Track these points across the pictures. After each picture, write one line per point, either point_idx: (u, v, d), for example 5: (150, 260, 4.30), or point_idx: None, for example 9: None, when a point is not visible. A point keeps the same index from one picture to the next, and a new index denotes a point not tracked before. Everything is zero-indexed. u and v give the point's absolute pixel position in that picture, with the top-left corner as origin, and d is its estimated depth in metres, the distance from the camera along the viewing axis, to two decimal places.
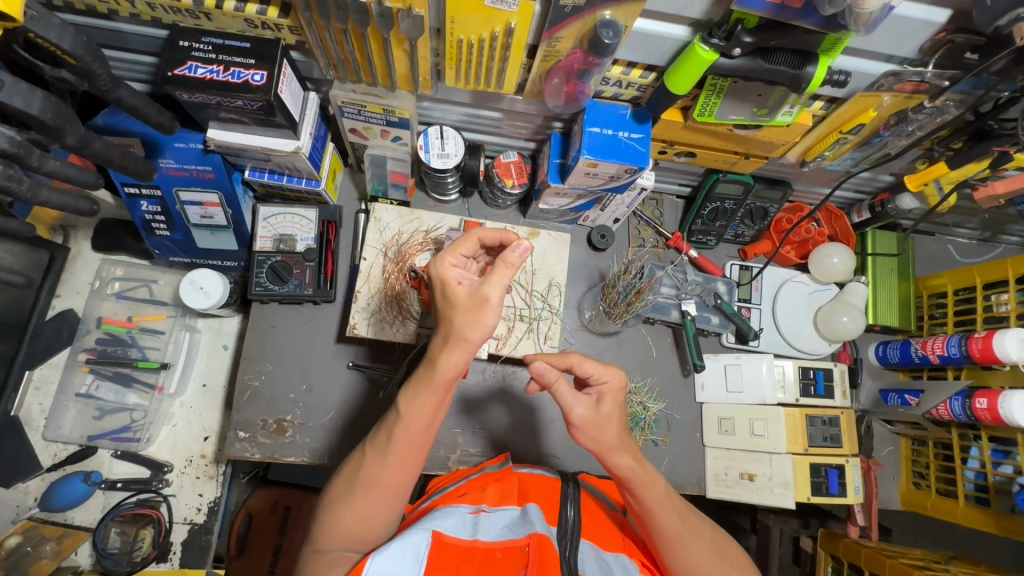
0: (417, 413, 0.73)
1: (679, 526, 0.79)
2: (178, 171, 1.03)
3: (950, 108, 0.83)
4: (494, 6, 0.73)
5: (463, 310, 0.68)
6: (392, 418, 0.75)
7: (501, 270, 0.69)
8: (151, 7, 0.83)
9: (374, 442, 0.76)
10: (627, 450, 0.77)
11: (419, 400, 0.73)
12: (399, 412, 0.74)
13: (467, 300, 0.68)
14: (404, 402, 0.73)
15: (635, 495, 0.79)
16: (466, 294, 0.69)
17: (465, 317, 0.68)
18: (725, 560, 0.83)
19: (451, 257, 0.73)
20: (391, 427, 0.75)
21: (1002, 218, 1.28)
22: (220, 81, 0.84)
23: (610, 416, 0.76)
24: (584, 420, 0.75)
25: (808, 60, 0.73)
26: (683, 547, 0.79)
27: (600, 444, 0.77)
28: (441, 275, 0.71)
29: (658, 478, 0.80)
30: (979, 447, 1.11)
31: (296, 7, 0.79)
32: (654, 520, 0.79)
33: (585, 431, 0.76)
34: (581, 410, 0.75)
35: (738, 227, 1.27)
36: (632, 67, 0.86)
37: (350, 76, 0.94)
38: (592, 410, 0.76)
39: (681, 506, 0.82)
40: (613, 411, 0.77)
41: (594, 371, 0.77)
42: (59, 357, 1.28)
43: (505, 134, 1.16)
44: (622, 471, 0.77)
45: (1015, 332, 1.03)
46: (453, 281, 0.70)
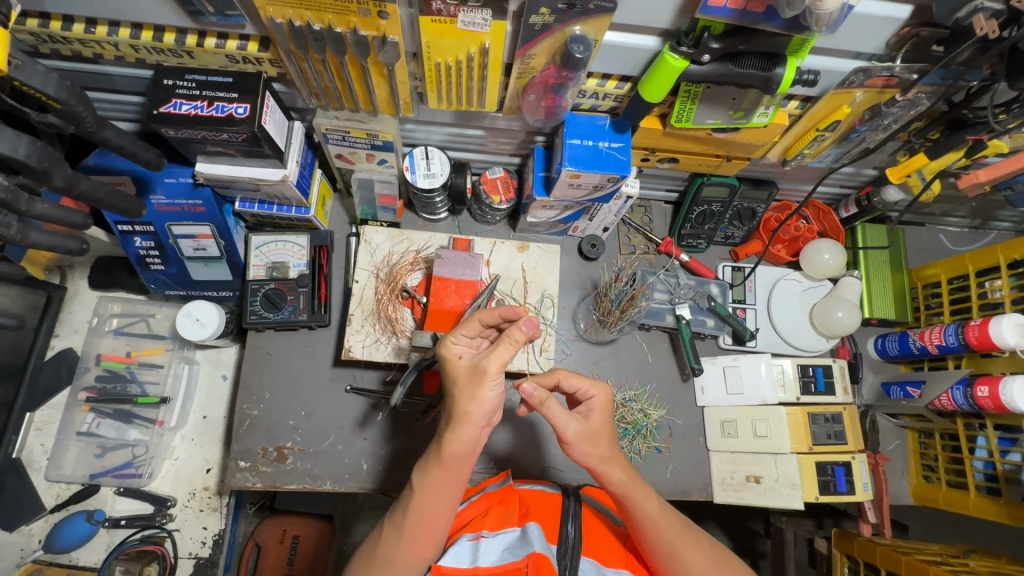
0: (427, 488, 0.76)
1: (676, 542, 0.80)
2: (170, 206, 1.05)
3: (922, 100, 0.84)
4: (466, 29, 0.75)
5: (463, 381, 0.73)
6: (406, 495, 0.78)
7: (500, 345, 0.71)
8: (134, 49, 0.85)
9: (390, 519, 0.79)
10: (619, 465, 0.81)
11: (429, 477, 0.76)
12: (411, 489, 0.78)
13: (466, 372, 0.73)
14: (416, 477, 0.77)
15: (630, 512, 0.81)
16: (465, 368, 0.73)
17: (463, 390, 0.72)
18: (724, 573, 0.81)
19: (456, 335, 0.78)
20: (404, 506, 0.77)
21: (990, 204, 1.28)
22: (205, 116, 0.86)
23: (599, 430, 0.79)
24: (578, 436, 0.78)
25: (777, 61, 0.74)
26: (678, 561, 0.80)
27: (592, 458, 0.80)
28: (446, 352, 0.77)
29: (651, 496, 0.82)
30: (986, 436, 1.10)
31: (275, 40, 0.81)
32: (648, 538, 0.81)
33: (577, 446, 0.79)
34: (575, 427, 0.78)
35: (728, 228, 1.28)
36: (607, 79, 0.88)
37: (332, 103, 0.96)
38: (584, 427, 0.79)
39: (675, 520, 0.82)
40: (602, 425, 0.80)
41: (581, 385, 0.81)
42: (59, 397, 1.28)
43: (490, 151, 1.18)
44: (616, 484, 0.80)
45: (1010, 318, 1.03)
46: (453, 357, 0.76)
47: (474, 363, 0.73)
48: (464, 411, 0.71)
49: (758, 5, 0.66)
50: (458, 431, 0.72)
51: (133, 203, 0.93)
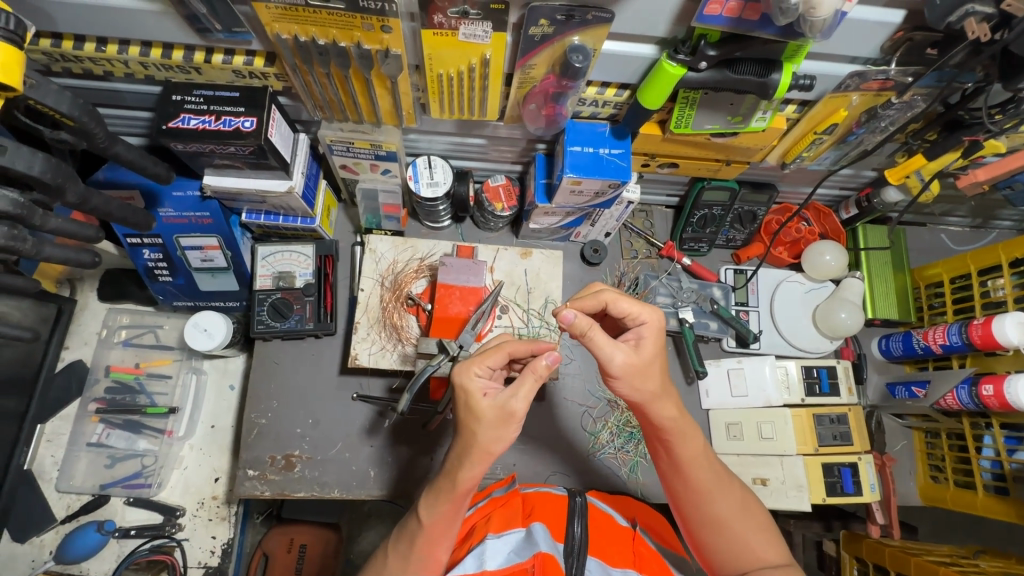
0: (436, 520, 0.74)
1: (710, 480, 0.81)
2: (178, 219, 1.07)
3: (918, 102, 0.85)
4: (467, 41, 0.76)
5: (486, 422, 0.71)
6: (412, 525, 0.76)
7: (529, 382, 0.71)
8: (144, 66, 0.87)
9: (397, 547, 0.78)
10: (670, 402, 0.79)
11: (440, 510, 0.74)
12: (419, 520, 0.76)
13: (494, 411, 0.70)
14: (423, 508, 0.75)
15: (671, 447, 0.81)
16: (492, 408, 0.70)
17: (491, 430, 0.70)
18: (751, 518, 0.80)
19: (474, 367, 0.74)
20: (413, 537, 0.76)
21: (990, 204, 1.29)
22: (213, 130, 0.88)
23: (650, 359, 0.76)
24: (626, 368, 0.75)
25: (773, 68, 0.76)
26: (708, 500, 0.80)
27: (642, 391, 0.77)
28: (466, 386, 0.72)
29: (697, 436, 0.82)
30: (992, 435, 1.10)
31: (280, 55, 0.82)
32: (685, 474, 0.81)
33: (625, 378, 0.76)
34: (622, 358, 0.75)
35: (729, 231, 1.29)
36: (606, 86, 0.90)
37: (336, 115, 0.98)
38: (631, 357, 0.75)
39: (712, 463, 0.82)
40: (655, 351, 0.77)
41: (632, 310, 0.79)
42: (69, 409, 1.30)
43: (491, 159, 1.20)
44: (664, 420, 0.79)
45: (1013, 316, 1.03)
46: (477, 393, 0.71)
47: (501, 403, 0.71)
48: (487, 449, 0.71)
49: (753, 13, 0.67)
50: (476, 467, 0.71)
51: (144, 217, 0.94)
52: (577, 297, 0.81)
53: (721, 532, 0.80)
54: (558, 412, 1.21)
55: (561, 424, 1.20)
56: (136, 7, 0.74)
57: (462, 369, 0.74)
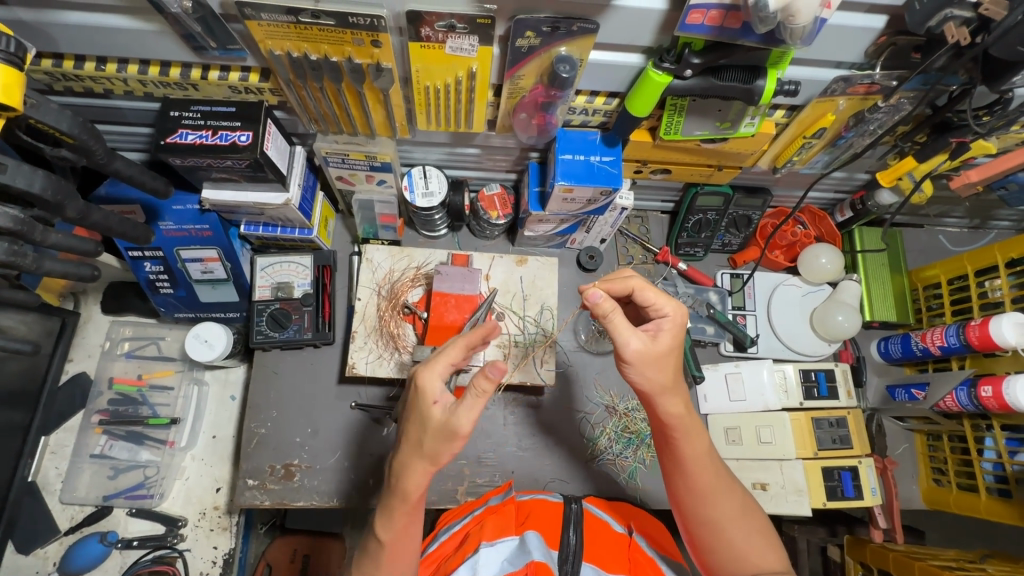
0: (394, 537, 0.75)
1: (712, 481, 0.81)
2: (178, 232, 1.09)
3: (905, 105, 0.85)
4: (455, 53, 0.78)
5: (432, 432, 0.71)
6: (373, 544, 0.76)
7: (472, 399, 0.69)
8: (142, 84, 0.89)
9: (361, 564, 0.78)
10: (680, 397, 0.79)
11: (396, 526, 0.75)
12: (378, 538, 0.76)
13: (441, 423, 0.70)
14: (380, 528, 0.75)
15: (677, 444, 0.81)
16: (441, 421, 0.70)
17: (437, 439, 0.71)
18: (749, 521, 0.80)
19: (436, 368, 0.73)
20: (376, 556, 0.76)
21: (987, 204, 1.29)
22: (210, 145, 0.89)
23: (666, 351, 0.77)
24: (639, 355, 0.76)
25: (758, 74, 0.77)
26: (710, 502, 0.80)
27: (652, 381, 0.78)
28: (426, 387, 0.72)
29: (703, 435, 0.82)
30: (993, 437, 1.09)
31: (275, 71, 0.84)
32: (688, 472, 0.81)
33: (638, 365, 0.77)
34: (638, 345, 0.76)
35: (724, 236, 1.29)
36: (596, 95, 0.91)
37: (331, 128, 1.00)
38: (648, 345, 0.76)
39: (716, 464, 0.82)
40: (672, 345, 0.78)
41: (656, 301, 0.79)
42: (73, 421, 1.31)
43: (486, 168, 1.21)
44: (671, 414, 0.79)
45: (1010, 317, 1.03)
46: (430, 400, 0.71)
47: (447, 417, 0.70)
48: (431, 456, 0.72)
49: (735, 21, 0.68)
50: (418, 476, 0.73)
51: (144, 230, 0.96)
52: (608, 278, 0.81)
53: (719, 534, 0.80)
54: (556, 419, 1.21)
55: (559, 431, 1.21)
56: (134, 27, 0.76)
57: (425, 368, 0.73)
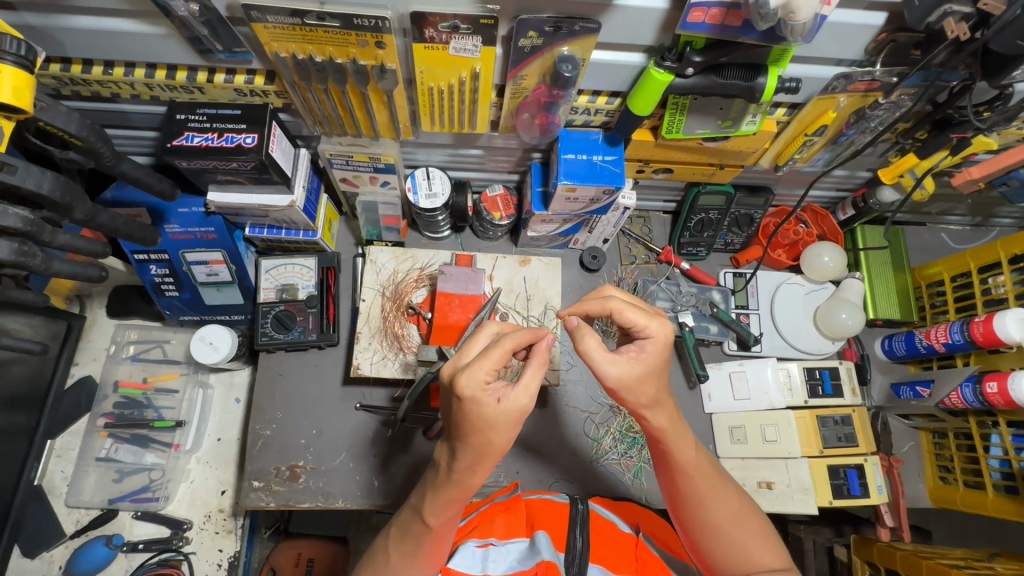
0: (443, 521, 0.74)
1: (706, 488, 0.80)
2: (183, 234, 1.10)
3: (906, 102, 0.86)
4: (459, 54, 0.79)
5: (501, 426, 0.66)
6: (417, 525, 0.76)
7: (528, 373, 0.68)
8: (149, 87, 0.90)
9: (399, 541, 0.78)
10: (665, 412, 0.77)
11: (447, 512, 0.74)
12: (425, 522, 0.75)
13: (508, 416, 0.66)
14: (428, 513, 0.74)
15: (669, 456, 0.79)
16: (507, 411, 0.65)
17: (504, 433, 0.66)
18: (749, 523, 0.80)
19: (482, 371, 0.65)
20: (420, 536, 0.76)
21: (988, 201, 1.29)
22: (216, 147, 0.90)
23: (648, 373, 0.74)
24: (621, 382, 0.73)
25: (758, 71, 0.77)
26: (705, 507, 0.80)
27: (640, 400, 0.75)
28: (477, 396, 0.65)
29: (692, 446, 0.80)
30: (999, 434, 1.09)
31: (280, 74, 0.85)
32: (681, 481, 0.81)
33: (620, 390, 0.74)
34: (618, 371, 0.73)
35: (727, 235, 1.30)
36: (598, 95, 0.92)
37: (336, 130, 1.00)
38: (627, 371, 0.73)
39: (710, 470, 0.82)
40: (656, 364, 0.74)
41: (638, 321, 0.75)
42: (79, 424, 1.32)
43: (488, 169, 1.22)
44: (660, 429, 0.77)
45: (1014, 313, 1.03)
46: (491, 401, 0.65)
47: (515, 407, 0.66)
48: (497, 448, 0.68)
49: (736, 19, 0.69)
50: (479, 470, 0.70)
51: (150, 232, 0.97)
52: (580, 299, 0.79)
53: (718, 538, 0.80)
54: (559, 418, 1.21)
55: (563, 430, 1.21)
56: (142, 31, 0.77)
57: (468, 377, 0.65)
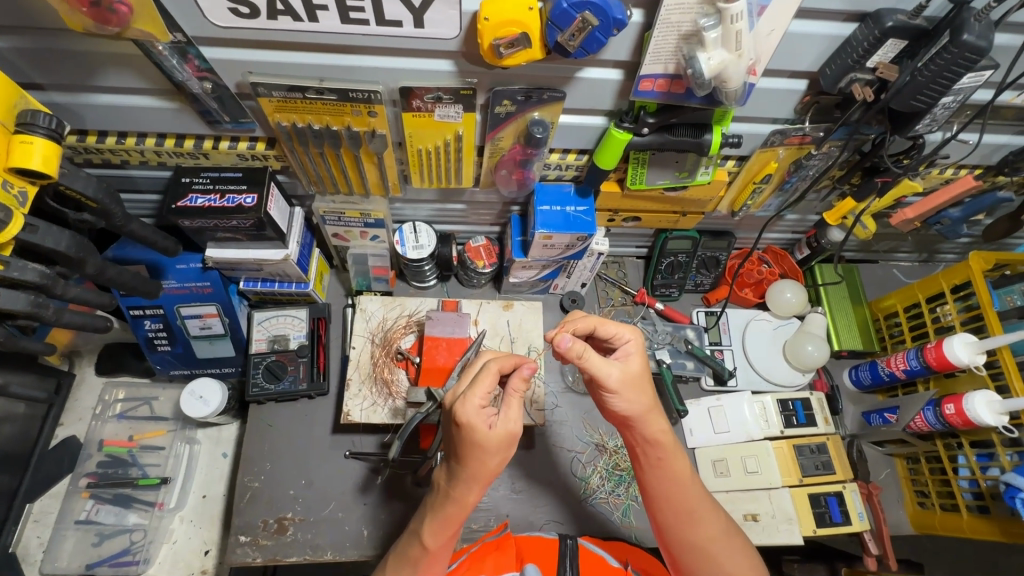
0: (440, 543, 0.81)
1: (697, 502, 0.85)
2: (180, 289, 1.15)
3: (835, 153, 0.98)
4: (442, 120, 0.89)
5: (493, 449, 0.73)
6: (416, 549, 0.82)
7: (516, 401, 0.75)
8: (158, 154, 0.99)
9: (399, 564, 0.85)
10: (661, 418, 0.84)
11: (446, 533, 0.80)
12: (424, 545, 0.81)
13: (498, 439, 0.72)
14: (428, 535, 0.80)
15: (665, 466, 0.84)
16: (497, 436, 0.72)
17: (496, 456, 0.74)
18: (733, 545, 0.85)
19: (476, 400, 0.73)
20: (417, 559, 0.82)
21: (929, 238, 1.42)
22: (217, 207, 0.97)
23: (640, 375, 0.82)
24: (622, 382, 0.80)
25: (705, 129, 0.88)
26: (697, 523, 0.84)
27: (636, 405, 0.82)
28: (471, 422, 0.72)
29: (682, 455, 0.86)
30: (965, 455, 1.14)
31: (280, 140, 0.94)
32: (675, 492, 0.85)
33: (621, 393, 0.81)
34: (619, 372, 0.80)
35: (696, 276, 1.39)
36: (567, 152, 1.02)
37: (329, 189, 1.09)
38: (625, 371, 0.81)
39: (698, 486, 0.87)
40: (643, 369, 0.83)
41: (617, 332, 0.85)
42: (59, 486, 1.29)
43: (472, 222, 1.31)
44: (656, 439, 0.83)
45: (959, 337, 1.11)
46: (483, 428, 0.72)
47: (504, 433, 0.73)
48: (492, 468, 0.75)
49: (679, 87, 0.80)
50: (474, 488, 0.77)
51: (150, 287, 1.01)
52: (566, 321, 0.87)
53: (705, 557, 0.84)
54: (546, 460, 1.24)
55: (552, 470, 1.23)
56: (159, 106, 0.86)
57: (465, 405, 0.73)
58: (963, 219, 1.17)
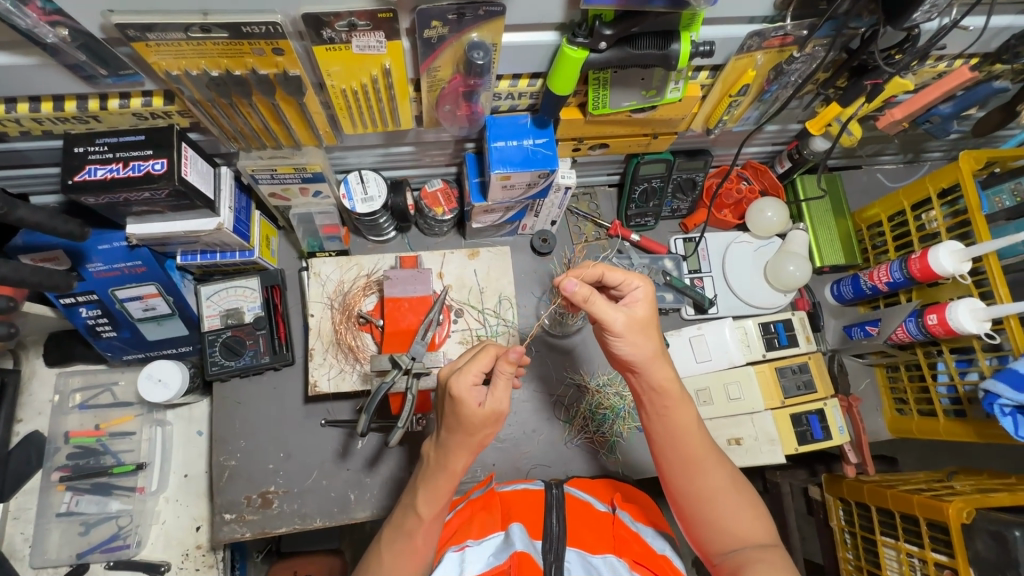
0: (435, 511, 0.81)
1: (700, 449, 0.83)
2: (109, 272, 1.03)
3: (821, 53, 0.87)
4: (363, 52, 0.75)
5: (476, 424, 0.75)
6: (411, 521, 0.81)
7: (506, 383, 0.76)
8: (38, 122, 0.84)
9: (392, 541, 0.82)
10: (666, 365, 0.82)
11: (439, 501, 0.81)
12: (418, 515, 0.81)
13: (484, 417, 0.75)
14: (421, 503, 0.81)
15: (669, 414, 0.83)
16: (485, 413, 0.75)
17: (482, 430, 0.76)
18: (737, 498, 0.82)
19: (469, 376, 0.75)
20: (410, 531, 0.80)
21: (917, 138, 1.33)
22: (122, 178, 0.84)
23: (646, 321, 0.80)
24: (626, 327, 0.78)
25: (671, 38, 0.76)
26: (701, 472, 0.82)
27: (642, 351, 0.79)
28: (463, 396, 0.74)
29: (689, 406, 0.84)
30: (944, 361, 1.14)
31: (178, 93, 0.80)
32: (678, 440, 0.83)
33: (627, 338, 0.79)
34: (624, 317, 0.78)
35: (673, 202, 1.30)
36: (519, 78, 0.89)
37: (253, 144, 0.95)
38: (629, 317, 0.79)
39: (706, 437, 0.85)
40: (650, 318, 0.81)
41: (626, 279, 0.82)
42: (32, 482, 1.25)
43: (425, 164, 1.19)
44: (659, 386, 0.81)
45: (945, 246, 1.06)
46: (473, 403, 0.74)
47: (489, 409, 0.75)
48: (480, 439, 0.78)
49: None
50: (465, 453, 0.79)
51: (47, 276, 0.91)
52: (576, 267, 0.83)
53: (711, 509, 0.82)
54: (529, 408, 1.22)
55: (537, 415, 1.21)
56: (16, 63, 0.72)
57: (457, 379, 0.75)
58: (954, 115, 1.08)
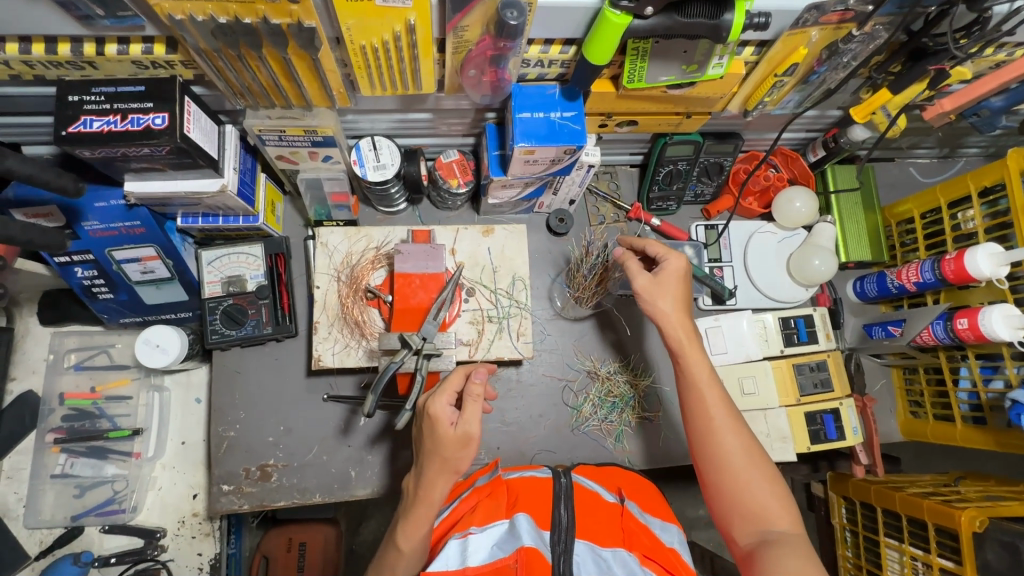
0: (414, 544, 0.78)
1: (715, 410, 0.84)
2: (106, 231, 0.97)
3: (880, 32, 0.80)
4: (386, 5, 0.69)
5: (448, 446, 0.76)
6: (393, 555, 0.79)
7: (477, 405, 0.78)
8: (29, 65, 0.78)
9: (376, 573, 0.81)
10: (680, 325, 0.90)
11: (418, 535, 0.77)
12: (399, 548, 0.78)
13: (455, 439, 0.76)
14: (401, 538, 0.78)
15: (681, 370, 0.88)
16: (456, 434, 0.76)
17: (455, 454, 0.77)
18: (757, 467, 0.81)
19: (445, 398, 0.78)
20: (393, 565, 0.78)
21: (957, 132, 1.26)
22: (120, 132, 0.78)
23: (665, 285, 0.91)
24: (644, 288, 0.91)
25: (724, 8, 0.70)
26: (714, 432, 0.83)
27: (657, 310, 0.90)
28: (436, 414, 0.77)
29: (701, 364, 0.88)
30: (968, 366, 1.10)
31: (181, 40, 0.74)
32: (691, 397, 0.87)
33: (645, 298, 0.91)
34: (642, 280, 0.92)
35: (697, 186, 1.24)
36: (550, 44, 0.83)
37: (261, 101, 0.89)
38: (651, 281, 0.91)
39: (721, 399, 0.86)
40: (672, 286, 0.91)
41: (663, 253, 0.94)
42: (26, 442, 1.23)
43: (441, 133, 1.13)
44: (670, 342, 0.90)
45: (985, 248, 1.01)
46: (445, 421, 0.76)
47: (460, 430, 0.76)
48: (456, 467, 0.77)
49: None
50: (442, 481, 0.78)
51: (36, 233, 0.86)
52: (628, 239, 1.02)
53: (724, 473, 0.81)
54: (536, 393, 1.18)
55: (544, 400, 1.18)
56: None
57: (433, 399, 0.78)
58: (1005, 109, 1.02)
